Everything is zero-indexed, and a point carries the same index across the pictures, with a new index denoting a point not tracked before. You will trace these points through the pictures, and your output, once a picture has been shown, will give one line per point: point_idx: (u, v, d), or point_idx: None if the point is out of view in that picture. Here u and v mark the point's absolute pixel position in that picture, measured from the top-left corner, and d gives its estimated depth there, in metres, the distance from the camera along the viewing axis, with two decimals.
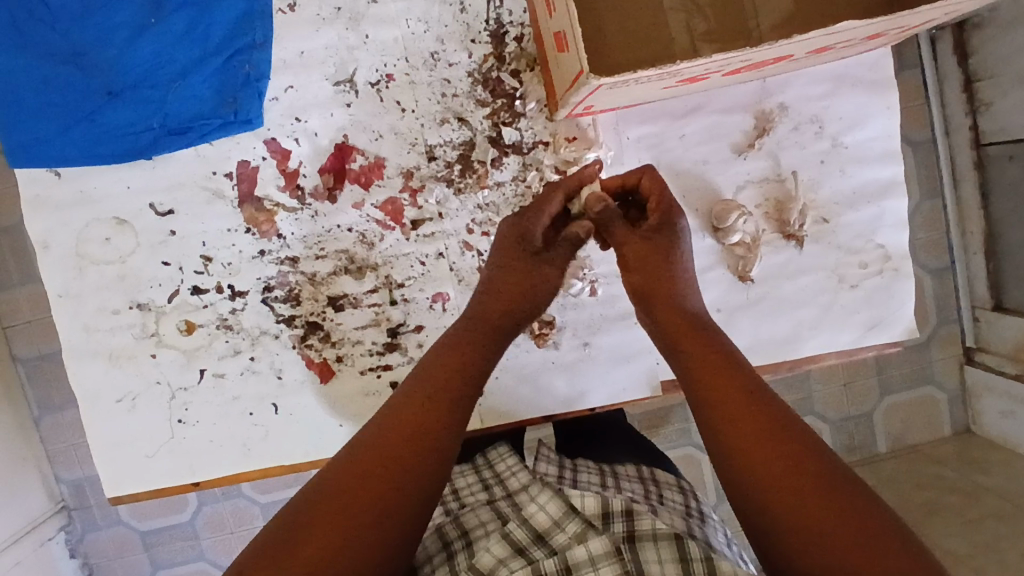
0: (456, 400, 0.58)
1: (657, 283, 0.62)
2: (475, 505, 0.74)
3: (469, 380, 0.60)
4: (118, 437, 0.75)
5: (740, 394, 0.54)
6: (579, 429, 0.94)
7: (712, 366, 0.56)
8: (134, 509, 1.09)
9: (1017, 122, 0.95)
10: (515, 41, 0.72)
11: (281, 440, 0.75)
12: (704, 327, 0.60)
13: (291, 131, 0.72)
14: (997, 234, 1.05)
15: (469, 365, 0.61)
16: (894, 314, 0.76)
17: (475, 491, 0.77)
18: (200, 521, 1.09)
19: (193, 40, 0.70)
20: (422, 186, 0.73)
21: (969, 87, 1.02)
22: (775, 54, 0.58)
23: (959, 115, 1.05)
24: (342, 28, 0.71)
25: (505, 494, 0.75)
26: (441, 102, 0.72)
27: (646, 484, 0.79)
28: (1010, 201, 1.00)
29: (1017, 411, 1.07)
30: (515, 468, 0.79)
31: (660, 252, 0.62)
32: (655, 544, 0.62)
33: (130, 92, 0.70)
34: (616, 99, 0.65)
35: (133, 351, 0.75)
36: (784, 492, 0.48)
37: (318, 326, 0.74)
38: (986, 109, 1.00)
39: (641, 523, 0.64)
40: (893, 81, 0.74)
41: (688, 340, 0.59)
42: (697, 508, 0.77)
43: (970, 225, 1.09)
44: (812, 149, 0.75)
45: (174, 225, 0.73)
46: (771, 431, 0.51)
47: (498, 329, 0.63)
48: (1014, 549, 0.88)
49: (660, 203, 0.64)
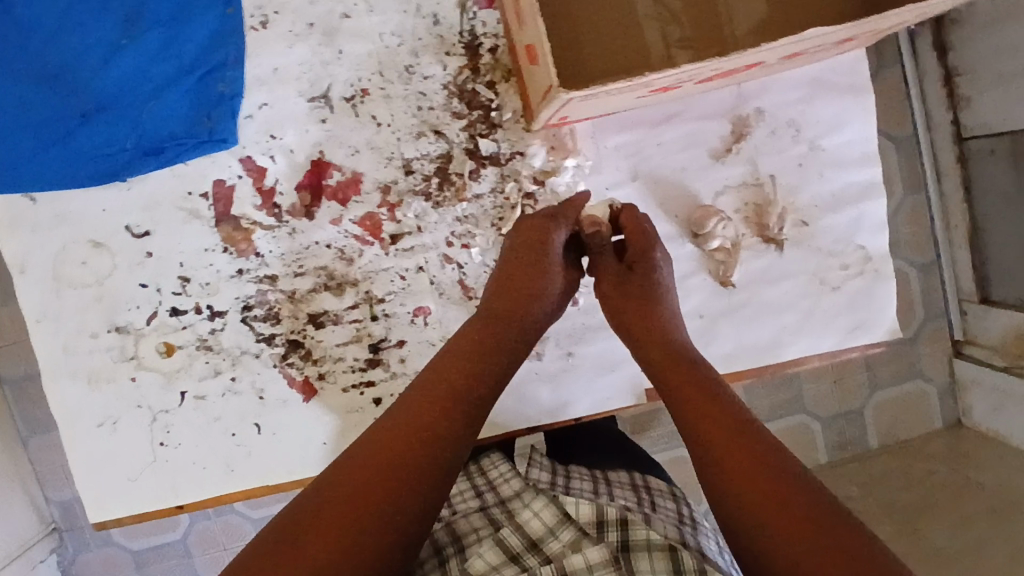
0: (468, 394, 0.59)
1: (637, 313, 0.67)
2: (467, 512, 0.73)
3: (475, 387, 0.60)
4: (100, 460, 0.75)
5: (727, 427, 0.56)
6: (568, 437, 0.93)
7: (700, 402, 0.59)
8: (125, 528, 1.08)
9: (995, 120, 0.97)
10: (490, 53, 0.71)
11: (264, 459, 0.75)
12: (687, 363, 0.63)
13: (267, 148, 0.72)
14: (980, 229, 1.06)
15: (479, 361, 0.61)
16: (876, 315, 0.76)
17: (467, 499, 0.76)
18: (192, 538, 1.08)
19: (166, 59, 0.69)
20: (400, 200, 0.72)
21: (950, 81, 1.04)
22: (748, 62, 0.57)
23: (940, 111, 1.07)
24: (316, 44, 0.71)
25: (498, 500, 0.74)
26: (417, 116, 0.72)
27: (638, 491, 0.79)
28: (990, 195, 1.02)
29: (1007, 404, 1.08)
30: (507, 474, 0.77)
31: (640, 286, 0.67)
32: (649, 556, 0.63)
33: (103, 112, 0.69)
34: (589, 111, 0.65)
35: (113, 373, 0.74)
36: (768, 520, 0.49)
37: (299, 344, 0.74)
38: (966, 103, 1.01)
39: (636, 533, 0.65)
40: (869, 84, 0.74)
41: (677, 375, 0.62)
42: (689, 515, 0.78)
43: (953, 219, 1.10)
44: (790, 153, 0.75)
45: (151, 246, 0.73)
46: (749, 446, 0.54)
47: (512, 328, 0.64)
48: (1003, 545, 0.88)
49: (638, 234, 0.68)
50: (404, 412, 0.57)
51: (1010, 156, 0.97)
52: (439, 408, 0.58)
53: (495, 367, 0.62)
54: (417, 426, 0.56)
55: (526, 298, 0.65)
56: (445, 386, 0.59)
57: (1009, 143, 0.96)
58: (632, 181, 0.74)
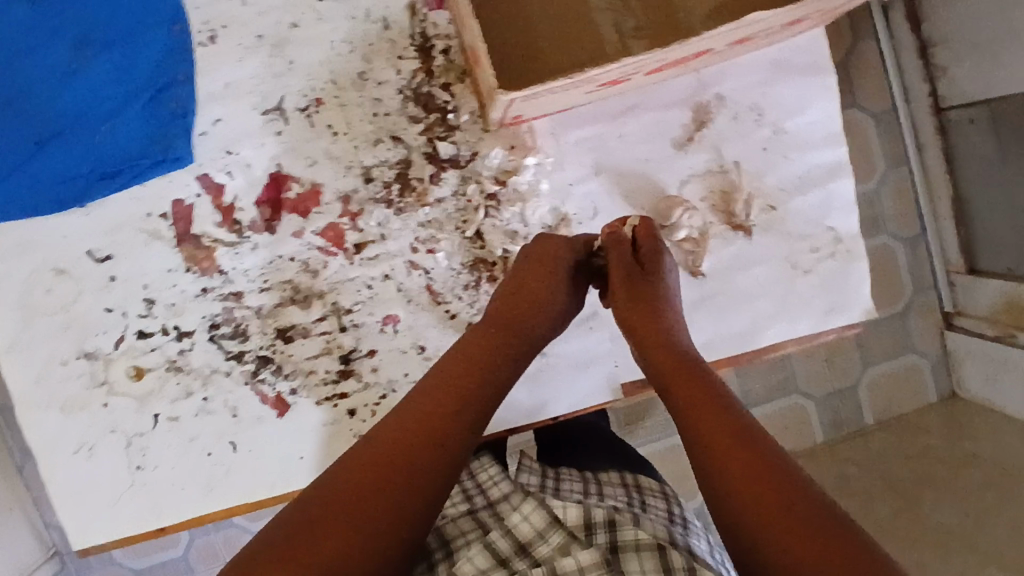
0: (463, 406, 0.62)
1: (642, 316, 0.66)
2: (456, 515, 0.73)
3: (471, 400, 0.63)
4: (78, 488, 0.74)
5: (729, 431, 0.56)
6: (559, 436, 0.93)
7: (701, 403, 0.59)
8: (127, 549, 1.12)
9: (974, 88, 0.97)
10: (443, 54, 0.71)
11: (241, 478, 0.74)
12: (689, 364, 0.63)
13: (224, 164, 0.71)
14: (965, 199, 1.07)
15: (477, 373, 0.64)
16: (850, 296, 0.75)
17: (456, 501, 0.75)
18: (193, 554, 1.11)
19: (116, 80, 0.68)
20: (361, 209, 0.72)
21: (924, 53, 1.04)
22: (695, 51, 0.56)
23: (917, 83, 1.07)
24: (266, 55, 0.70)
25: (486, 503, 0.73)
26: (374, 122, 0.71)
27: (629, 491, 0.80)
28: (973, 163, 1.02)
29: (1002, 375, 1.09)
30: (497, 476, 0.75)
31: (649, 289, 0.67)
32: (638, 555, 0.64)
33: (58, 139, 0.68)
34: (544, 107, 0.64)
35: (86, 400, 0.73)
36: (774, 524, 0.50)
37: (269, 359, 0.73)
38: (943, 73, 1.02)
39: (624, 534, 0.65)
40: (830, 63, 0.73)
41: (681, 377, 0.62)
42: (680, 513, 0.78)
43: (938, 191, 1.11)
44: (753, 138, 0.74)
45: (114, 270, 0.72)
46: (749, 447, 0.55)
47: (511, 338, 0.66)
48: (1004, 523, 0.89)
49: (649, 242, 0.69)
50: (404, 423, 0.61)
51: (989, 124, 0.97)
52: (437, 420, 0.61)
53: (489, 380, 0.64)
54: (413, 438, 0.60)
55: (522, 309, 0.67)
56: (441, 399, 0.62)
57: (986, 111, 0.97)
58: (595, 176, 0.73)
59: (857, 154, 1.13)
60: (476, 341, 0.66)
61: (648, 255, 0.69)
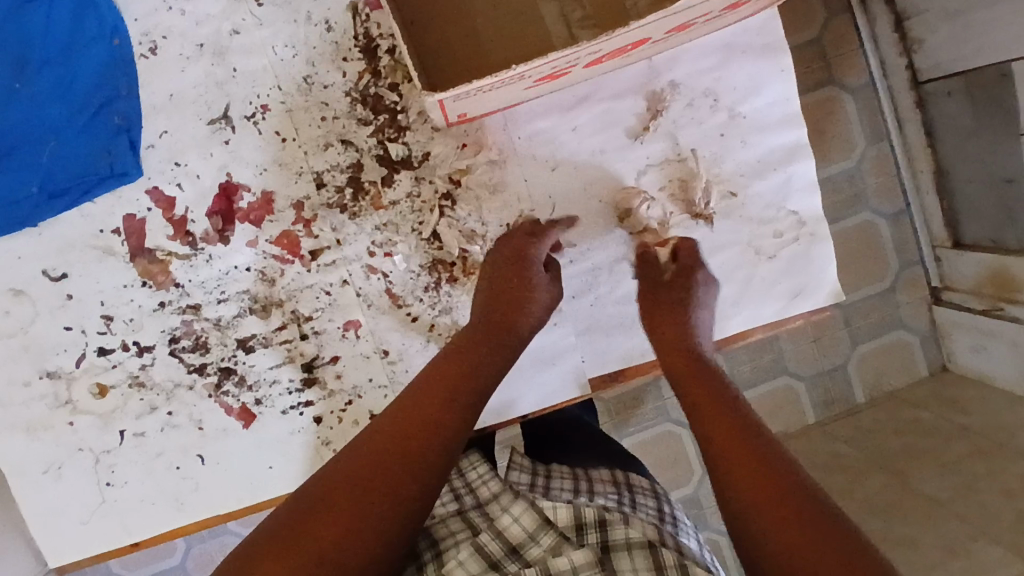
0: (455, 405, 0.62)
1: (666, 319, 0.68)
2: (445, 517, 0.73)
3: (463, 393, 0.63)
4: (50, 508, 0.74)
5: (731, 423, 0.59)
6: (549, 433, 0.93)
7: (707, 398, 0.62)
8: (124, 561, 1.15)
9: (950, 56, 0.95)
10: (388, 54, 0.69)
11: (212, 490, 0.74)
12: (698, 361, 0.65)
13: (173, 176, 0.70)
14: (947, 170, 1.05)
15: (467, 373, 0.64)
16: (816, 279, 0.74)
17: (445, 502, 0.75)
18: (190, 563, 1.15)
19: (58, 98, 0.67)
20: (315, 215, 0.71)
21: (900, 27, 1.02)
22: (631, 40, 0.55)
23: (893, 55, 1.04)
24: (208, 64, 0.69)
25: (475, 504, 0.73)
26: (323, 126, 0.70)
27: (620, 488, 0.79)
28: (953, 133, 1.01)
29: (990, 345, 1.07)
30: (486, 476, 0.76)
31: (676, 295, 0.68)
32: (630, 554, 0.64)
33: (5, 161, 0.68)
34: (486, 105, 0.62)
35: (50, 421, 0.73)
36: (760, 506, 0.52)
37: (231, 370, 0.72)
38: (919, 46, 1.00)
39: (615, 533, 0.65)
40: (784, 42, 0.72)
41: (689, 377, 0.64)
42: (670, 513, 0.77)
43: (920, 165, 1.09)
44: (710, 124, 0.73)
45: (70, 288, 0.71)
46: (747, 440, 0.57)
47: (501, 337, 0.66)
48: (992, 486, 0.88)
49: (687, 255, 0.71)
50: (399, 423, 0.60)
51: (965, 95, 0.96)
52: (427, 422, 0.60)
53: (479, 381, 0.64)
54: (409, 436, 0.59)
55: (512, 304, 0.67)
56: (437, 398, 0.62)
57: (962, 83, 0.96)
58: (552, 170, 0.72)
59: (831, 133, 1.12)
60: (469, 340, 0.66)
61: (682, 265, 0.70)
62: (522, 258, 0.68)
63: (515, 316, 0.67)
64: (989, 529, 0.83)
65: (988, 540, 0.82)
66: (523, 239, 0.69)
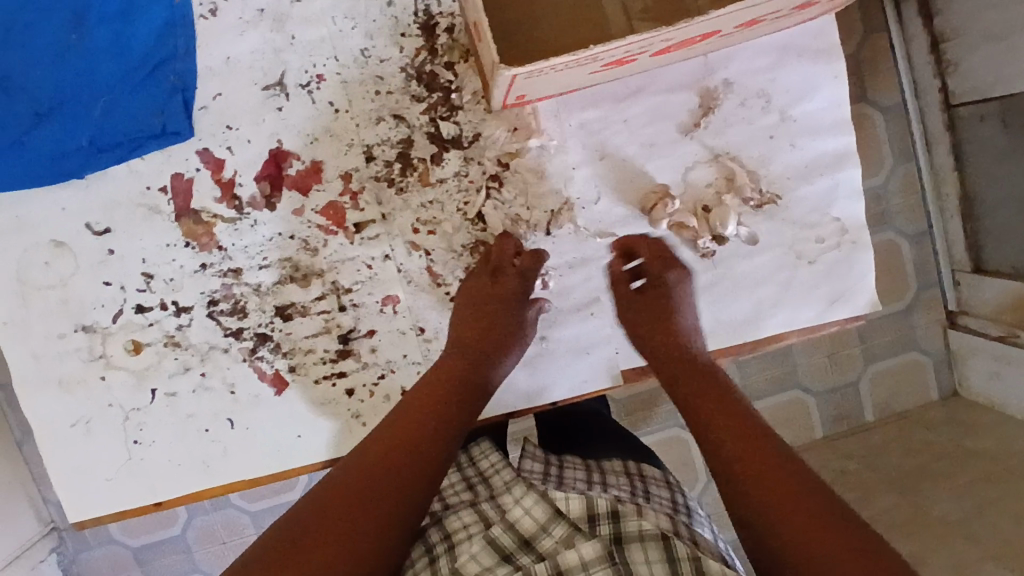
0: (442, 419, 0.65)
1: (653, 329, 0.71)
2: (459, 507, 0.73)
3: (449, 408, 0.66)
4: (75, 462, 0.74)
5: (750, 436, 0.62)
6: (563, 422, 0.94)
7: (723, 408, 0.65)
8: (125, 526, 1.15)
9: (986, 80, 0.95)
10: (447, 33, 0.70)
11: (240, 456, 0.74)
12: (715, 384, 0.67)
13: (224, 139, 0.70)
14: (972, 195, 1.05)
15: (452, 390, 0.67)
16: (856, 285, 0.74)
17: (459, 492, 0.77)
18: (191, 533, 1.15)
19: (115, 54, 0.67)
20: (362, 187, 0.71)
21: (935, 49, 1.02)
22: (701, 31, 0.55)
23: (927, 77, 1.05)
24: (267, 29, 0.69)
25: (489, 495, 0.73)
26: (376, 100, 0.70)
27: (632, 479, 0.79)
28: (981, 158, 1.01)
29: (1002, 372, 1.07)
30: (498, 465, 0.77)
31: (664, 306, 0.71)
32: (643, 546, 0.62)
33: (56, 112, 0.68)
34: (548, 87, 0.62)
35: (83, 375, 0.73)
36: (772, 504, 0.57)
37: (268, 337, 0.73)
38: (955, 69, 1.00)
39: (628, 525, 0.64)
40: (839, 49, 0.72)
41: (708, 392, 0.67)
42: (683, 503, 0.78)
43: (946, 188, 1.09)
44: (760, 124, 0.73)
45: (112, 244, 0.71)
46: (759, 449, 0.61)
47: (484, 355, 0.69)
48: (1004, 513, 0.87)
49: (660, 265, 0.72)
50: (378, 441, 0.63)
51: (998, 120, 0.96)
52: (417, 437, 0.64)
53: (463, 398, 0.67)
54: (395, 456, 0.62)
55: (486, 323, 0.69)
56: (421, 416, 0.65)
57: (998, 108, 0.95)
58: (599, 161, 0.72)
59: (865, 148, 1.12)
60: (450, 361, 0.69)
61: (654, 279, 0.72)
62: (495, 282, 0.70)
63: (494, 335, 0.70)
64: (996, 552, 0.82)
65: (997, 562, 0.81)
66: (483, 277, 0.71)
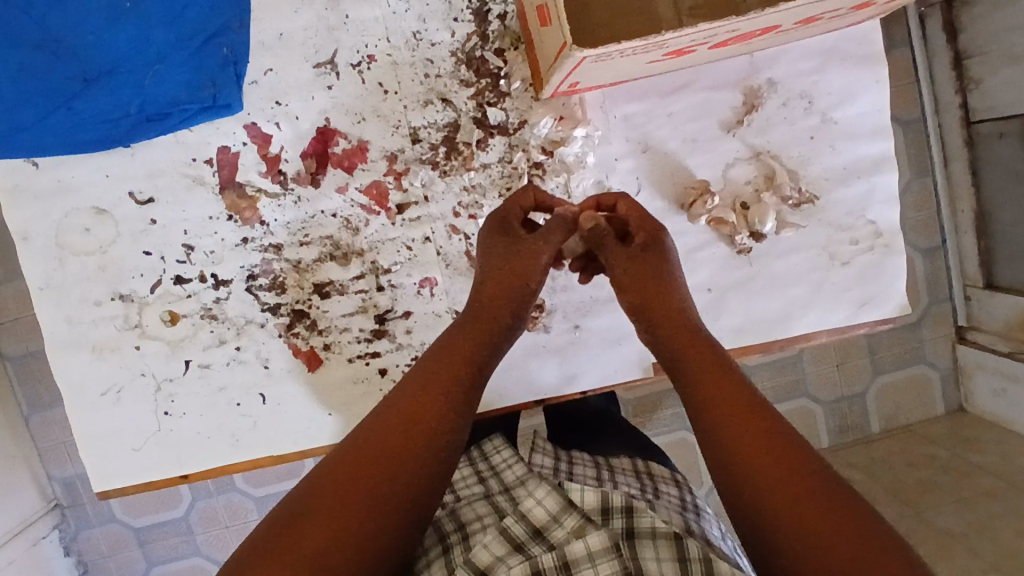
0: (447, 399, 0.60)
1: (652, 293, 0.62)
2: (471, 499, 0.72)
3: (454, 388, 0.60)
4: (101, 429, 0.74)
5: (742, 406, 0.56)
6: (571, 420, 0.94)
7: (714, 376, 0.58)
8: (128, 507, 1.14)
9: (1007, 99, 0.94)
10: (499, 20, 0.70)
11: (268, 431, 0.74)
12: (708, 346, 0.61)
13: (272, 115, 0.71)
14: (988, 212, 1.05)
15: (456, 368, 0.61)
16: (886, 290, 0.75)
17: (471, 484, 0.75)
18: (194, 516, 1.14)
19: (169, 24, 0.67)
20: (407, 169, 0.72)
21: (959, 65, 1.02)
22: (763, 25, 0.56)
23: (949, 93, 1.04)
24: (321, 8, 0.69)
25: (502, 487, 0.72)
26: (425, 83, 0.71)
27: (642, 479, 0.79)
28: (999, 178, 1.00)
29: (1010, 389, 1.07)
30: (510, 460, 0.76)
31: (655, 266, 0.63)
32: (653, 543, 0.60)
33: (106, 78, 0.68)
34: (602, 75, 0.63)
35: (116, 342, 0.73)
36: (778, 496, 0.50)
37: (305, 314, 0.73)
38: (976, 86, 0.99)
39: (641, 521, 0.62)
40: (882, 55, 0.73)
41: (692, 352, 0.60)
42: (692, 502, 0.77)
43: (961, 204, 1.09)
44: (801, 125, 0.74)
45: (154, 214, 0.72)
46: (757, 427, 0.54)
47: (493, 329, 0.63)
48: (1009, 526, 0.87)
49: (642, 222, 0.65)
50: (381, 422, 0.58)
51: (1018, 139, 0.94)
52: (419, 419, 0.58)
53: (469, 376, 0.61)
54: (402, 438, 0.57)
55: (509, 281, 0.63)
56: (421, 397, 0.59)
57: (1017, 127, 0.94)
58: (642, 153, 0.73)
59: None
60: (462, 326, 0.64)
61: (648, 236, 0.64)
62: (506, 234, 0.65)
63: (507, 301, 0.63)
64: (1000, 563, 0.83)
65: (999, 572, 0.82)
66: (494, 223, 0.66)
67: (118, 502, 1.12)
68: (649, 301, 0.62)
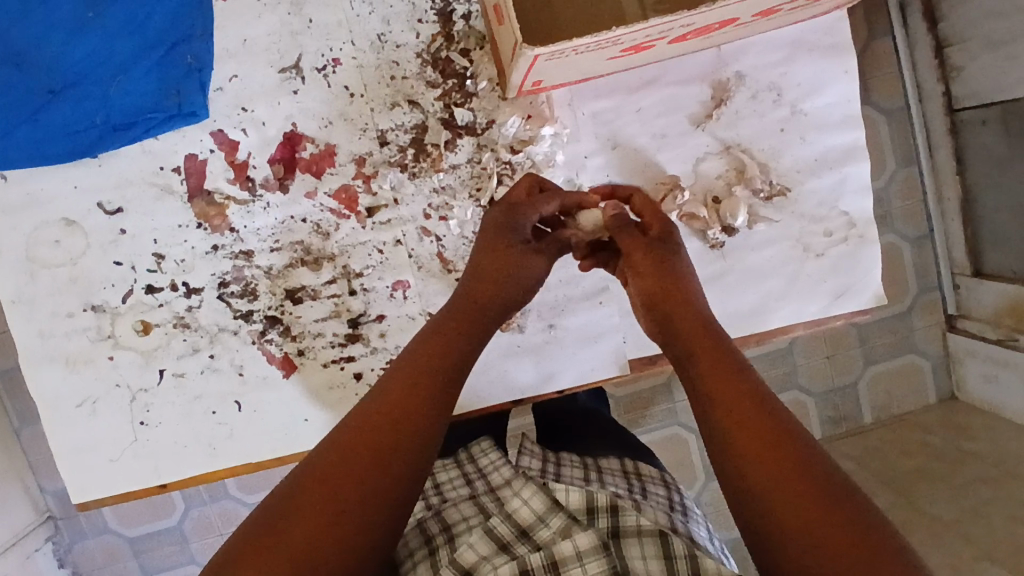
0: (437, 388, 0.58)
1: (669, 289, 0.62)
2: (457, 500, 0.71)
3: (444, 375, 0.59)
4: (79, 442, 0.73)
5: (743, 399, 0.54)
6: (559, 422, 0.93)
7: (714, 369, 0.57)
8: (121, 517, 1.13)
9: (990, 85, 0.93)
10: (463, 20, 0.70)
11: (245, 438, 0.74)
12: (723, 342, 0.59)
13: (239, 121, 0.70)
14: (972, 199, 1.04)
15: (445, 356, 0.60)
16: (862, 280, 0.75)
17: (457, 487, 0.74)
18: (188, 525, 1.13)
19: (132, 34, 0.67)
20: (375, 172, 0.71)
21: (939, 52, 1.01)
22: (720, 18, 0.56)
23: (930, 81, 1.04)
24: (285, 13, 0.69)
25: (487, 488, 0.71)
26: (390, 86, 0.71)
27: (630, 479, 0.78)
28: (985, 165, 0.99)
29: (1000, 375, 1.07)
30: (497, 462, 0.75)
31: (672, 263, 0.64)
32: (639, 541, 0.59)
33: (71, 90, 0.67)
34: (565, 73, 0.63)
35: (90, 354, 0.73)
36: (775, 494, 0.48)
37: (277, 319, 0.73)
38: (957, 73, 0.99)
39: (626, 519, 0.60)
40: (851, 45, 0.73)
41: (704, 351, 0.58)
42: (680, 501, 0.77)
43: (946, 192, 1.08)
44: (772, 118, 0.74)
45: (124, 224, 0.71)
46: (762, 421, 0.52)
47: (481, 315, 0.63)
48: (1002, 513, 0.87)
49: (654, 216, 0.67)
50: (367, 411, 0.56)
51: (1001, 124, 0.95)
52: (409, 408, 0.56)
53: (457, 362, 0.60)
54: (392, 421, 0.55)
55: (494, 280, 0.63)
56: (409, 384, 0.57)
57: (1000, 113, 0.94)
58: (612, 150, 0.73)
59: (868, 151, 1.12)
60: (448, 319, 0.62)
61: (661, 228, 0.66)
62: (507, 232, 0.64)
63: (498, 290, 0.63)
64: (994, 550, 0.83)
65: (990, 561, 0.82)
66: (499, 212, 0.65)
67: (111, 513, 1.11)
68: (665, 300, 0.62)
